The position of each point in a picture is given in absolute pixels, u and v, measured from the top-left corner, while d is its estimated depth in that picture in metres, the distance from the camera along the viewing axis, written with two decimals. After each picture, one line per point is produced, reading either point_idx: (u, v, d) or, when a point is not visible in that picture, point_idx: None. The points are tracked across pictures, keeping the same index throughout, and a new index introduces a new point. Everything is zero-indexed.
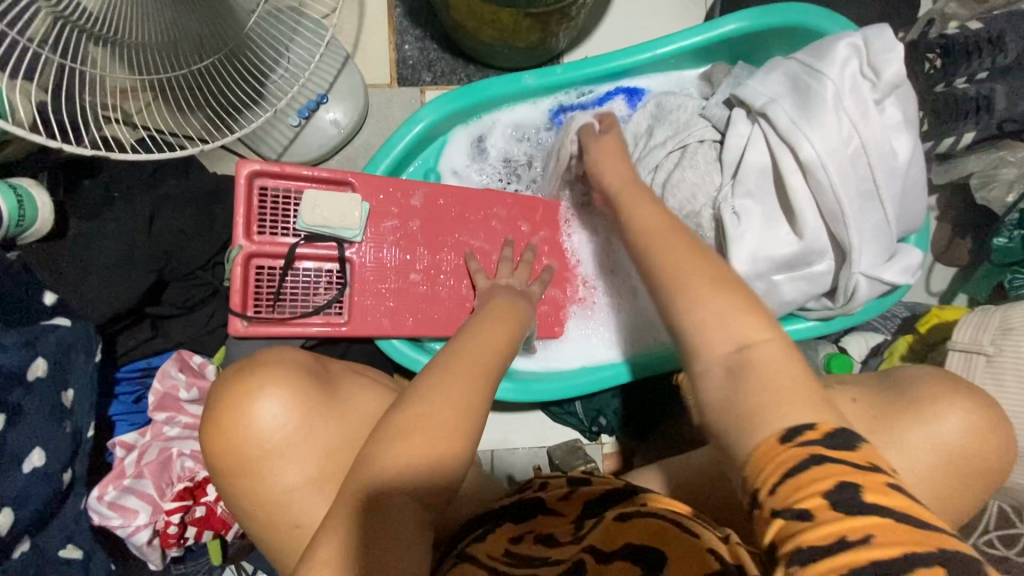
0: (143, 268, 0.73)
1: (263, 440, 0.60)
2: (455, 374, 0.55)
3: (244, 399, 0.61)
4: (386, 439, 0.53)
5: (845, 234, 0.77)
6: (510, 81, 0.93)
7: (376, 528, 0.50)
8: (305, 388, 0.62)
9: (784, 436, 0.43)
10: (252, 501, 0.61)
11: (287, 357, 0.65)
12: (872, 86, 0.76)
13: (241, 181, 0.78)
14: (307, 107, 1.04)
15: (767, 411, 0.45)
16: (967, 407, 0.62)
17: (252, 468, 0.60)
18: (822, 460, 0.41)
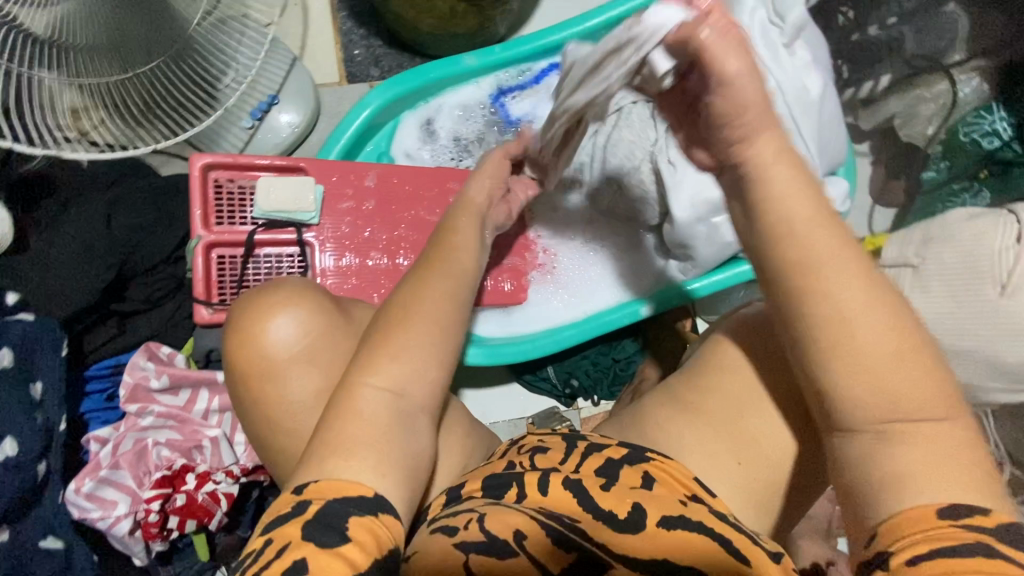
0: (102, 263, 0.75)
1: (276, 354, 0.59)
2: (430, 296, 0.58)
3: (264, 309, 0.60)
4: (369, 351, 0.53)
5: None
6: (450, 63, 0.97)
7: (371, 419, 0.50)
8: (323, 311, 0.61)
9: (942, 510, 0.43)
10: (267, 407, 0.60)
11: (299, 284, 0.64)
12: (780, 31, 0.81)
13: (195, 174, 0.81)
14: (259, 108, 1.08)
15: (916, 482, 0.44)
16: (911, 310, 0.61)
17: (269, 374, 0.60)
18: (990, 553, 0.41)
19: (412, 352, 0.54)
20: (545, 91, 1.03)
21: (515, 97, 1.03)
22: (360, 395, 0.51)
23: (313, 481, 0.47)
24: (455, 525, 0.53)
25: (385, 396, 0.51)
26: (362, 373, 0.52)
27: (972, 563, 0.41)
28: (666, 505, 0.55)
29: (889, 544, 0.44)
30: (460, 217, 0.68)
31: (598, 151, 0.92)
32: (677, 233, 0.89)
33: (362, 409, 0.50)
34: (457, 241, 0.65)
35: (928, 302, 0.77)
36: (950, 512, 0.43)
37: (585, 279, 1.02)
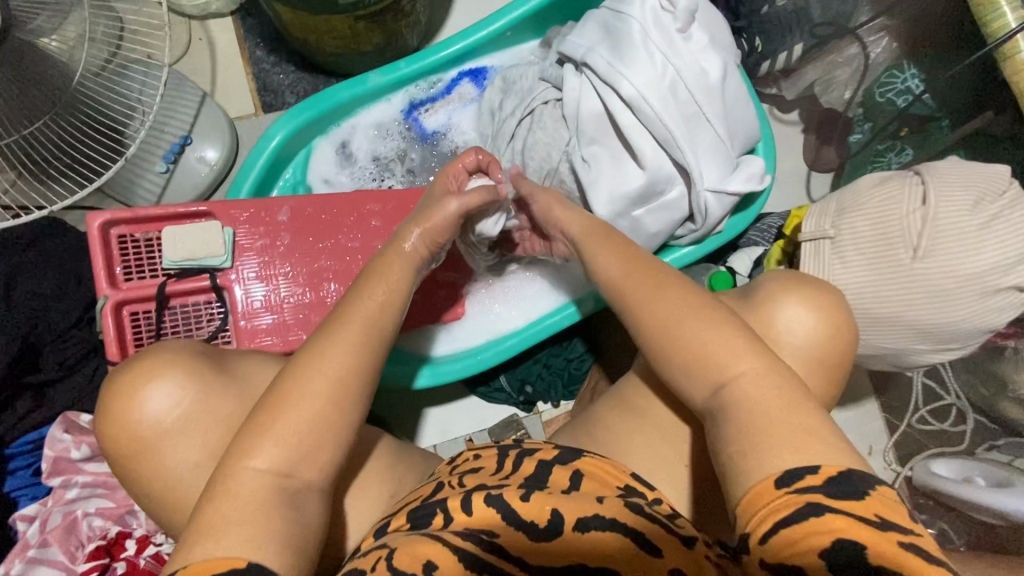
0: (5, 336, 0.74)
1: (154, 424, 0.60)
2: (322, 359, 0.57)
3: (136, 386, 0.60)
4: (252, 428, 0.54)
5: (683, 157, 0.81)
6: (355, 84, 0.95)
7: (251, 495, 0.51)
8: (201, 372, 0.62)
9: (780, 480, 0.46)
10: (152, 485, 0.61)
11: (185, 347, 0.64)
12: (673, 17, 0.81)
13: (94, 234, 0.78)
14: (172, 151, 1.05)
15: (755, 456, 0.48)
16: (802, 300, 0.63)
17: (149, 451, 0.60)
18: (822, 511, 0.44)
19: (300, 427, 0.54)
20: (457, 101, 1.02)
21: (427, 111, 1.01)
22: (240, 476, 0.52)
23: (179, 569, 0.47)
24: (366, 566, 0.53)
25: (265, 473, 0.52)
26: (241, 455, 0.52)
27: (808, 527, 0.43)
28: (585, 507, 0.55)
29: (745, 525, 0.46)
30: (388, 259, 0.67)
31: (516, 157, 0.90)
32: None
33: (241, 489, 0.51)
34: (366, 289, 0.63)
35: (848, 274, 0.75)
36: (790, 475, 0.46)
37: (519, 286, 1.02)
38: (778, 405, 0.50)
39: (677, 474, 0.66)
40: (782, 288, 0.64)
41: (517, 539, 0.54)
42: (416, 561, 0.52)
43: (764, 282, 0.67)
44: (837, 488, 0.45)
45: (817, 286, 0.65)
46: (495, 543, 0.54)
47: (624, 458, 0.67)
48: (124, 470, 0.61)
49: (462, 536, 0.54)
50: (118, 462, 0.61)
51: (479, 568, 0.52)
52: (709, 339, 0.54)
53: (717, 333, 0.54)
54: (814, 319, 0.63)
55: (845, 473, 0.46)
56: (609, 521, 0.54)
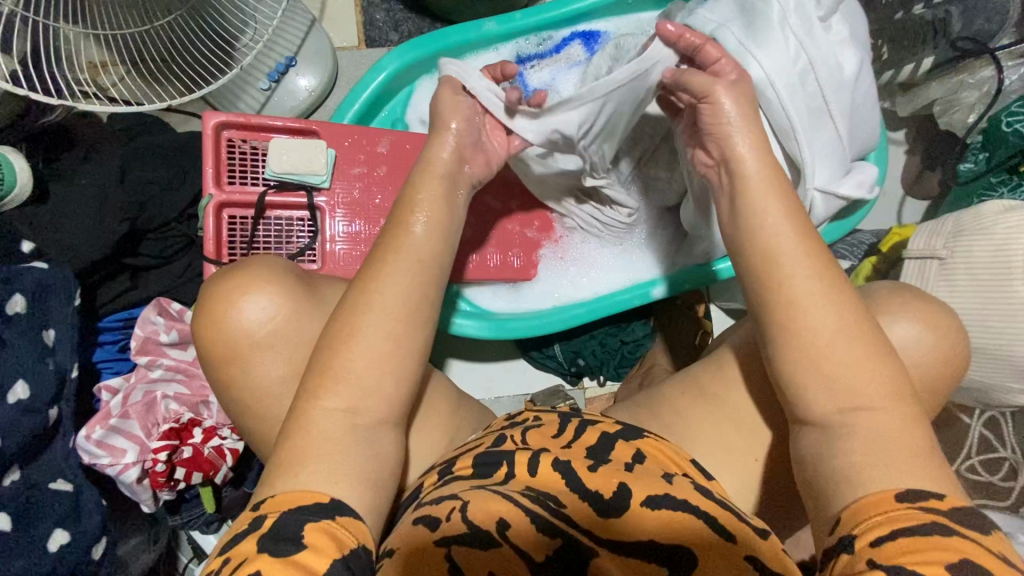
0: (116, 216, 0.76)
1: (238, 329, 0.61)
2: (402, 287, 0.57)
3: (231, 297, 0.61)
4: (332, 355, 0.55)
5: (799, 152, 0.78)
6: (469, 28, 0.94)
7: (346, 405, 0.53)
8: (292, 291, 0.63)
9: (901, 495, 0.48)
10: (236, 393, 0.62)
11: (276, 266, 0.65)
12: (816, 4, 0.77)
13: (207, 133, 0.80)
14: (277, 70, 1.06)
15: (871, 469, 0.50)
16: (906, 317, 0.61)
17: (240, 358, 0.61)
18: (949, 532, 0.45)
19: (373, 347, 0.55)
20: (564, 61, 1.00)
21: (534, 67, 1.00)
22: (333, 404, 0.53)
23: (269, 496, 0.50)
24: (438, 516, 0.52)
25: (352, 391, 0.53)
26: (324, 377, 0.54)
27: (930, 541, 0.44)
28: (655, 485, 0.54)
29: (854, 527, 0.47)
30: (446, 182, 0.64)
31: None
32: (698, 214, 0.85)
33: (324, 401, 0.53)
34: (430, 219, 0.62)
35: (953, 296, 0.75)
36: (912, 493, 0.47)
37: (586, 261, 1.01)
38: (899, 420, 0.51)
39: (744, 465, 0.66)
40: (892, 300, 0.62)
41: (582, 513, 0.52)
42: (488, 519, 0.51)
43: (868, 292, 0.64)
44: (963, 517, 0.46)
45: (924, 300, 0.62)
46: (559, 510, 0.52)
47: (691, 439, 0.67)
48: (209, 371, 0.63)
49: (529, 499, 0.53)
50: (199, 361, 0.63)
51: (552, 532, 0.50)
52: (828, 333, 0.52)
53: (853, 335, 0.52)
54: (909, 332, 0.60)
55: (964, 508, 0.47)
56: (678, 499, 0.53)
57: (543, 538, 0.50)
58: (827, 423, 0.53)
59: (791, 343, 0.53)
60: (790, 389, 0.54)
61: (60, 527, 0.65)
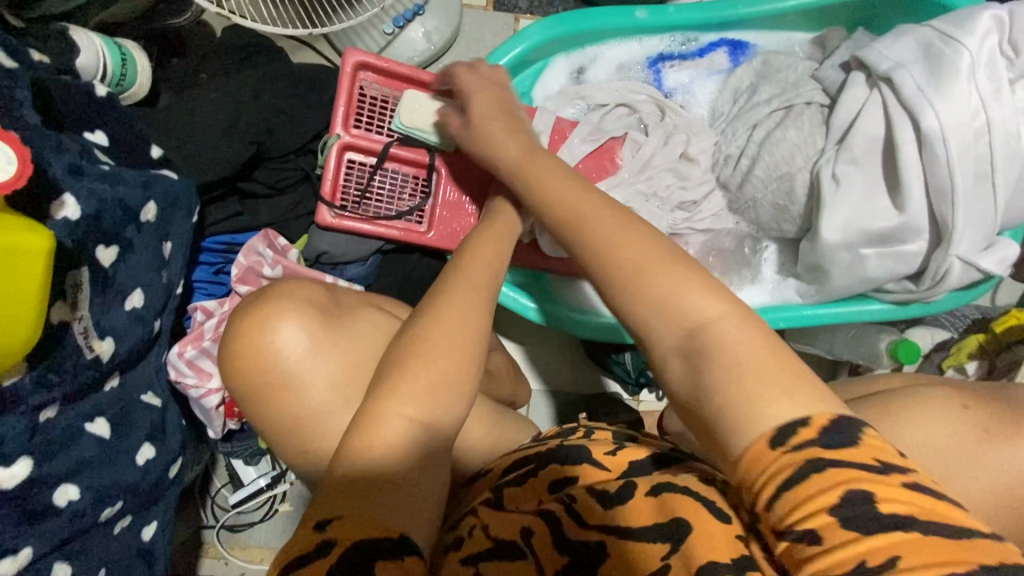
0: (243, 139, 0.73)
1: (288, 367, 0.58)
2: (471, 304, 0.53)
3: (261, 320, 0.58)
4: (395, 356, 0.51)
5: (950, 215, 0.75)
6: (622, 13, 0.90)
7: (418, 409, 0.48)
8: (315, 317, 0.59)
9: (773, 439, 0.38)
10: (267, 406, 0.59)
11: (310, 291, 0.62)
12: (1008, 64, 0.74)
13: (345, 71, 0.77)
14: (404, 16, 1.02)
15: (735, 419, 0.40)
16: (966, 400, 0.61)
17: (271, 385, 0.58)
18: (822, 468, 0.37)
19: (454, 363, 0.50)
20: (706, 67, 0.97)
21: (673, 67, 0.97)
22: (384, 424, 0.47)
23: (334, 519, 0.43)
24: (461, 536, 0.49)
25: (421, 393, 0.48)
26: (393, 382, 0.48)
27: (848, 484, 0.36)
28: (660, 477, 0.52)
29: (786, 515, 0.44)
30: (498, 226, 0.65)
31: (751, 146, 0.87)
32: (816, 254, 0.83)
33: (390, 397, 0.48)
34: (479, 246, 0.60)
35: None
36: (782, 432, 0.38)
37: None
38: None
39: None
40: None
41: (598, 508, 0.50)
42: (512, 530, 0.49)
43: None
44: (832, 439, 0.37)
45: None
46: (574, 501, 0.51)
47: None
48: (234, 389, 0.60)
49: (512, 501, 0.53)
50: (239, 394, 0.60)
51: (563, 547, 0.48)
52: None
53: (661, 263, 0.46)
54: (1005, 424, 0.58)
55: (826, 419, 0.38)
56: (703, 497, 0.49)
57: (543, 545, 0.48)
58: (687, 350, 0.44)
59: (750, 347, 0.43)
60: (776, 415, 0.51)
61: (149, 442, 0.64)
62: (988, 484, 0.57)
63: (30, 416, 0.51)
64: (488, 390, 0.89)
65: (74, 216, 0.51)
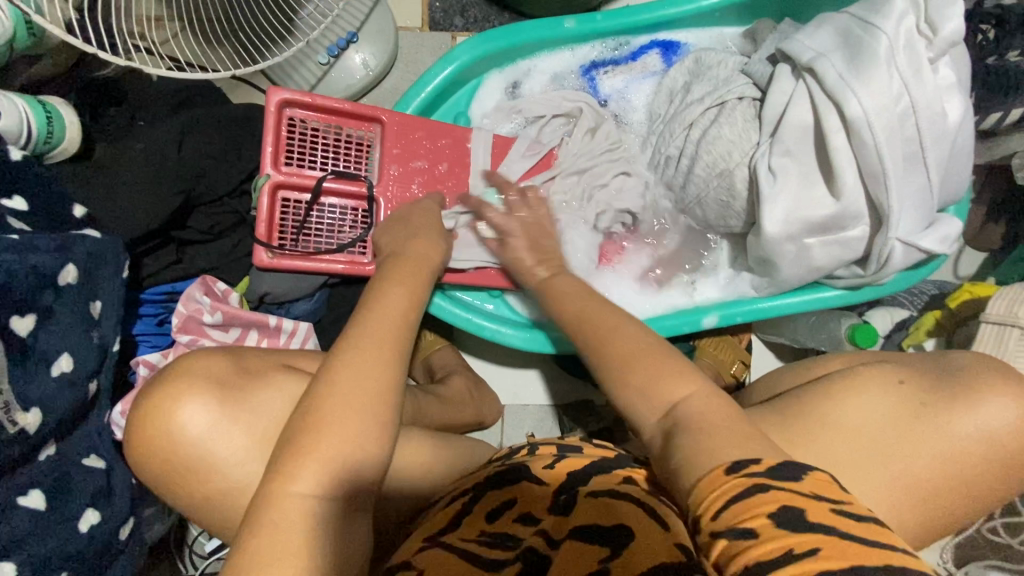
0: (170, 188, 0.72)
1: (195, 445, 0.58)
2: (359, 359, 0.54)
3: (166, 406, 0.58)
4: (301, 424, 0.51)
5: (885, 198, 0.75)
6: (549, 25, 0.90)
7: (319, 480, 0.50)
8: (222, 395, 0.59)
9: (730, 468, 0.43)
10: (188, 484, 0.59)
11: (214, 362, 0.61)
12: (927, 44, 0.73)
13: (270, 110, 0.77)
14: (337, 45, 1.02)
15: (700, 454, 0.46)
16: (901, 376, 0.64)
17: (184, 469, 0.58)
18: (761, 489, 0.40)
19: (347, 428, 0.51)
20: (640, 70, 0.97)
21: (607, 73, 0.97)
22: (283, 502, 0.48)
23: None
24: None
25: (325, 460, 0.50)
26: (295, 453, 0.50)
27: (763, 503, 0.39)
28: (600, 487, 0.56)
29: (699, 504, 0.42)
30: (403, 267, 0.66)
31: (689, 146, 0.86)
32: (762, 247, 0.82)
33: (292, 459, 0.50)
34: (391, 293, 0.62)
35: None
36: (737, 463, 0.43)
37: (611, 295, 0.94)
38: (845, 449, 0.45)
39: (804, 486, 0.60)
40: (980, 379, 0.61)
41: (552, 521, 0.54)
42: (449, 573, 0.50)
43: (956, 370, 0.63)
44: (781, 473, 0.41)
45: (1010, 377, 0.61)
46: (519, 544, 0.54)
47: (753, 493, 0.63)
48: (154, 478, 0.59)
49: (465, 543, 0.54)
50: (148, 477, 0.60)
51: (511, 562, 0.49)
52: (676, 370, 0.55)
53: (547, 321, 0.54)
54: (936, 400, 0.61)
55: (780, 465, 0.43)
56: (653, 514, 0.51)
57: (495, 570, 0.50)
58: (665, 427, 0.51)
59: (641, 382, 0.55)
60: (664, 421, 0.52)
61: (92, 507, 0.62)
62: (932, 456, 0.60)
63: None
64: (449, 416, 0.89)
65: None
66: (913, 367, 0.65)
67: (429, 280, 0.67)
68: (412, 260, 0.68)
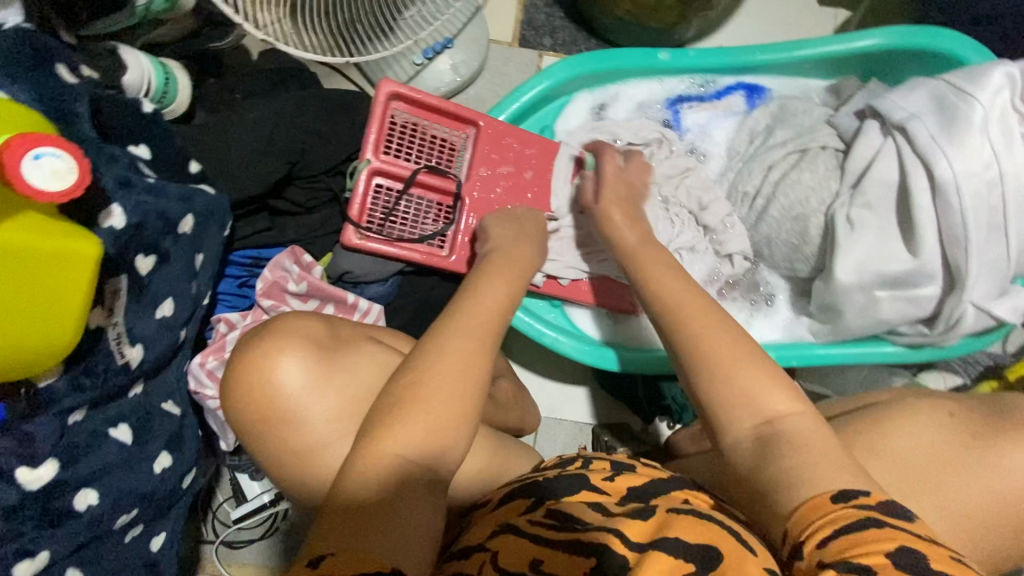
0: (279, 158, 0.76)
1: (288, 398, 0.61)
2: (454, 333, 0.58)
3: (263, 358, 0.60)
4: (403, 387, 0.54)
5: (964, 262, 0.76)
6: (645, 55, 0.93)
7: (416, 447, 0.52)
8: (315, 353, 0.62)
9: (836, 497, 0.46)
10: (276, 440, 0.61)
11: (311, 325, 0.64)
12: (1020, 118, 0.75)
13: (379, 99, 0.80)
14: (433, 48, 1.06)
15: (796, 481, 0.48)
16: (952, 409, 0.65)
17: (272, 425, 0.61)
18: (880, 524, 0.43)
19: (441, 394, 0.54)
20: (723, 109, 1.00)
21: (691, 108, 1.00)
22: (379, 460, 0.51)
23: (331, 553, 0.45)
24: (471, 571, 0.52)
25: (425, 426, 0.52)
26: (399, 412, 0.53)
27: (869, 536, 0.42)
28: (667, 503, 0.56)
29: (800, 534, 0.45)
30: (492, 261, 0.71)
31: (767, 187, 0.89)
32: (830, 294, 0.84)
33: (395, 419, 0.52)
34: (485, 281, 0.66)
35: None
36: (845, 493, 0.46)
37: None
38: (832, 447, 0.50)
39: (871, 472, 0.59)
40: None
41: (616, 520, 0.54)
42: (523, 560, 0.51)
43: (1012, 409, 0.63)
44: (892, 509, 0.44)
45: None
46: (588, 527, 0.53)
47: None
48: (243, 428, 0.62)
49: (535, 526, 0.55)
50: (237, 424, 0.62)
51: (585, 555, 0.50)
52: (751, 384, 0.55)
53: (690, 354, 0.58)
54: (994, 435, 0.61)
55: (887, 501, 0.46)
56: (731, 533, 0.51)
57: (571, 556, 0.51)
58: (761, 435, 0.53)
59: (710, 372, 0.56)
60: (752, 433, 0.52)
61: (166, 450, 0.63)
62: (982, 492, 0.59)
63: (60, 417, 0.52)
64: (498, 418, 0.89)
65: (120, 225, 0.53)
66: (967, 402, 0.66)
67: (524, 274, 0.70)
68: (504, 256, 0.72)
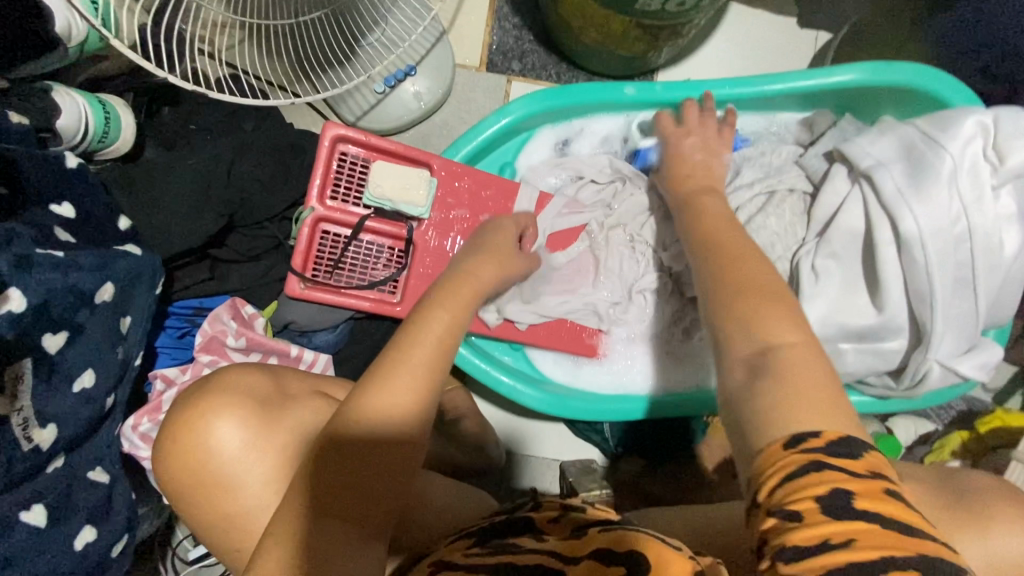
0: (217, 209, 0.73)
1: (223, 464, 0.59)
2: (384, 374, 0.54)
3: (199, 416, 0.59)
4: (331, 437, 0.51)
5: (929, 319, 0.73)
6: (609, 90, 0.90)
7: (343, 504, 0.50)
8: (254, 407, 0.60)
9: (788, 442, 0.41)
10: (210, 503, 0.59)
11: (255, 381, 0.62)
12: (992, 170, 0.72)
13: (324, 144, 0.77)
14: (395, 76, 1.02)
15: (761, 424, 0.43)
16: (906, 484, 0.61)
17: (194, 504, 0.59)
18: (822, 467, 0.38)
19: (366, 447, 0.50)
20: None
21: None
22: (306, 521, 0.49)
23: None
24: None
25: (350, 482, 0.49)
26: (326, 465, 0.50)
27: (826, 478, 0.38)
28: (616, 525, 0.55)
29: (758, 473, 0.41)
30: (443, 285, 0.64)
31: None
32: None
33: (321, 471, 0.50)
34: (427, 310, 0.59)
35: None
36: (797, 436, 0.41)
37: (631, 366, 0.94)
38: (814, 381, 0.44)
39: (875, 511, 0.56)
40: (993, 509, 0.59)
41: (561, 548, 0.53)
42: None
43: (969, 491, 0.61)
44: (838, 450, 0.39)
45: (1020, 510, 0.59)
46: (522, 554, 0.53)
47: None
48: (178, 494, 0.60)
49: (470, 558, 0.53)
50: (171, 491, 0.60)
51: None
52: (773, 319, 0.49)
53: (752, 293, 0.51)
54: (948, 520, 0.58)
55: (839, 438, 0.41)
56: None
57: None
58: (751, 364, 0.47)
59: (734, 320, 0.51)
60: (734, 384, 0.47)
61: (91, 524, 0.61)
62: None
63: None
64: None
65: (18, 308, 0.50)
66: (925, 479, 0.63)
67: None
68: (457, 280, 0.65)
